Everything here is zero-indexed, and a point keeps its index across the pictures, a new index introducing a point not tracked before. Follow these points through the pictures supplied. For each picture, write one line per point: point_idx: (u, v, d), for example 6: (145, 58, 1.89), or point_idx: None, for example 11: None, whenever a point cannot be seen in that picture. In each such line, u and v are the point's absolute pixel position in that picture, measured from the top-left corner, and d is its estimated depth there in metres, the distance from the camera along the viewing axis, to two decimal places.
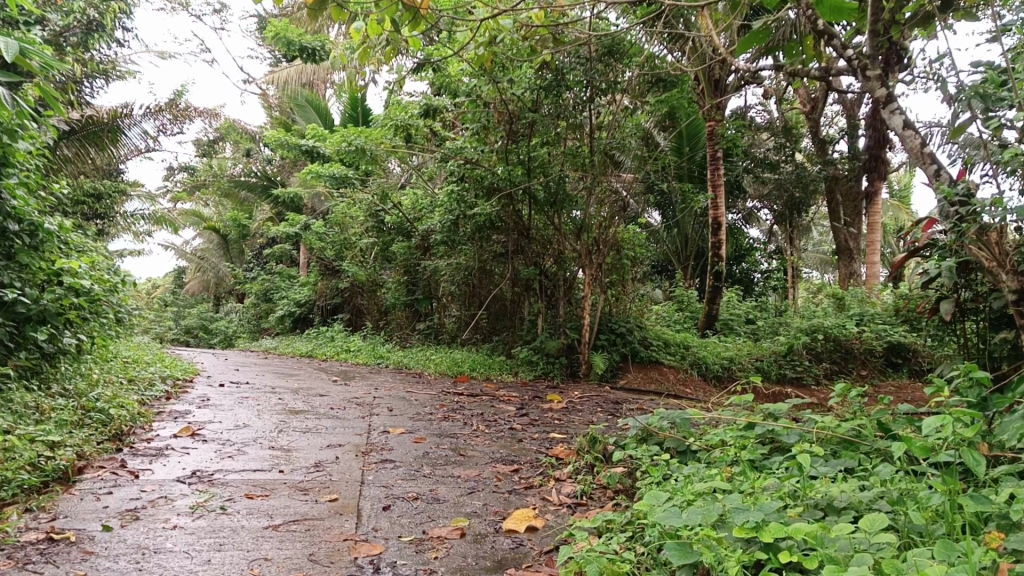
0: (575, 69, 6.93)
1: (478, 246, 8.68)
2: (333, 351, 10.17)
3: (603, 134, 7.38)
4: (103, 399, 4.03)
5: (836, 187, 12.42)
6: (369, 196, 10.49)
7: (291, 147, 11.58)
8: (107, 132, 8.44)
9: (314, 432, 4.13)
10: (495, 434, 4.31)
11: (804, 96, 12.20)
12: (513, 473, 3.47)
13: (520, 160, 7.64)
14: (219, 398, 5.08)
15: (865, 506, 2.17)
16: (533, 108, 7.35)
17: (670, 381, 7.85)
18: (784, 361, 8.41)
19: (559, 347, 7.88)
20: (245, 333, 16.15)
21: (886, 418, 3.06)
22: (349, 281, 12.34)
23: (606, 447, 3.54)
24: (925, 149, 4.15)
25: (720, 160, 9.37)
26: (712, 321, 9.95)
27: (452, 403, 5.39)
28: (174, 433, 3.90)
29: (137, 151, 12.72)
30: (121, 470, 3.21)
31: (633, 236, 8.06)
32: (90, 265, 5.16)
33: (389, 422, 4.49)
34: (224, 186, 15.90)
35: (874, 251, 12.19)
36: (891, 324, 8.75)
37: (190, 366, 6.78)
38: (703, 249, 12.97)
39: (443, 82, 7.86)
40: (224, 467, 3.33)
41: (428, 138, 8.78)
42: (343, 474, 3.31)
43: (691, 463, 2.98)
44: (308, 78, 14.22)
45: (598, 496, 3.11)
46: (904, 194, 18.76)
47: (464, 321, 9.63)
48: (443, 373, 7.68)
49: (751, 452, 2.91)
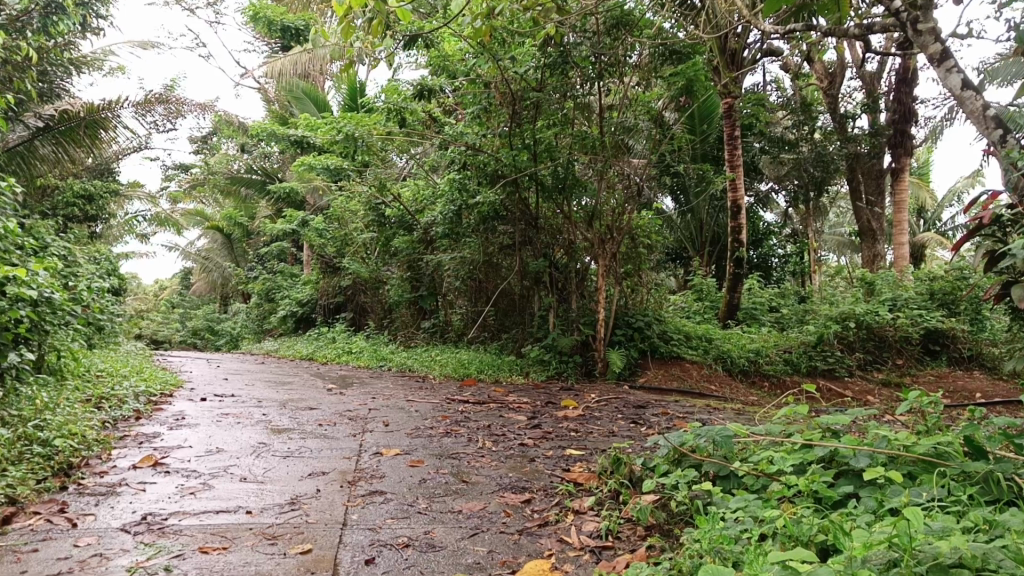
0: (580, 46, 6.35)
1: (483, 238, 8.19)
2: (334, 353, 9.69)
3: (615, 114, 6.87)
4: (52, 425, 3.50)
5: (856, 165, 11.78)
6: (367, 189, 10.00)
7: (279, 140, 11.03)
8: (83, 127, 7.79)
9: (295, 457, 3.61)
10: (502, 452, 3.77)
11: (820, 71, 11.41)
12: (523, 506, 2.93)
13: (526, 144, 7.08)
14: (196, 416, 4.56)
15: (986, 567, 1.64)
16: (537, 88, 6.80)
17: (694, 377, 7.27)
18: (814, 353, 7.79)
19: (572, 344, 7.34)
20: (248, 334, 15.72)
21: (978, 434, 2.51)
22: (351, 278, 11.80)
23: (633, 469, 3.02)
24: (989, 111, 3.53)
25: (738, 139, 8.76)
26: (734, 311, 9.39)
27: (456, 414, 4.83)
28: (133, 464, 3.38)
29: (128, 148, 12.17)
30: (57, 517, 2.69)
31: (648, 223, 7.54)
32: (49, 272, 4.64)
33: (383, 441, 3.97)
34: (220, 184, 15.29)
35: (899, 231, 11.59)
36: (926, 309, 8.20)
37: (174, 377, 6.26)
38: (719, 234, 12.40)
39: (441, 63, 7.30)
40: (182, 509, 2.81)
41: (426, 125, 8.23)
42: (322, 514, 2.78)
43: (740, 497, 2.46)
44: (304, 68, 13.69)
45: (627, 536, 2.59)
46: (923, 172, 18.10)
47: (471, 318, 9.13)
48: (448, 376, 7.19)
49: (815, 484, 2.38)
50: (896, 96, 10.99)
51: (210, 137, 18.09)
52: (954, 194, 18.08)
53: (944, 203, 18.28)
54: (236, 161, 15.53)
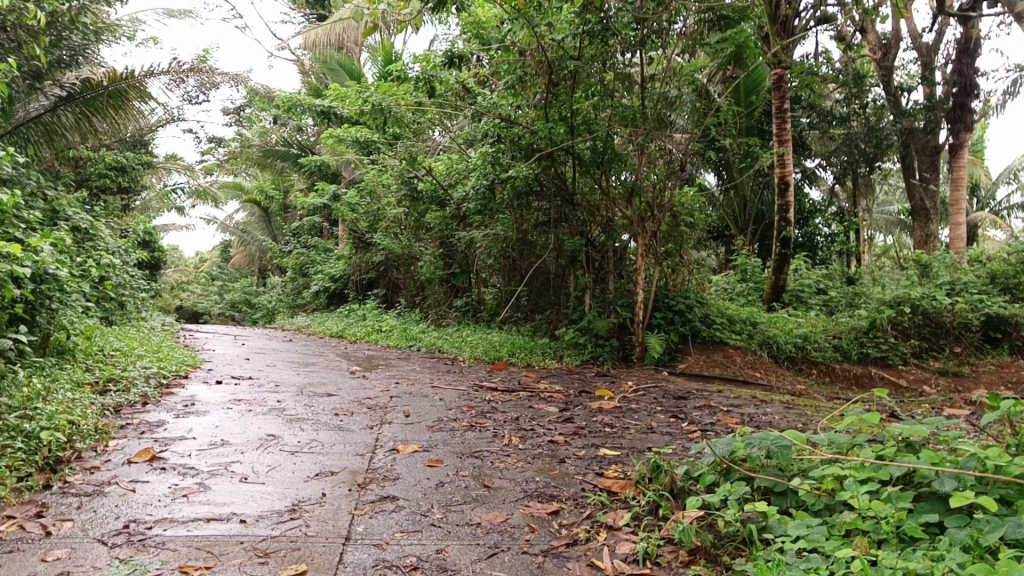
0: (622, 13, 5.90)
1: (517, 214, 7.83)
2: (365, 332, 9.45)
3: (656, 84, 6.49)
4: (42, 414, 3.24)
5: (910, 141, 11.19)
6: (400, 162, 9.66)
7: (309, 112, 10.71)
8: (107, 97, 7.45)
9: (305, 452, 3.32)
10: (530, 451, 3.44)
11: (873, 41, 10.77)
12: (549, 519, 2.60)
13: (563, 116, 6.66)
14: (208, 401, 4.29)
15: None
16: (575, 56, 6.37)
17: (738, 364, 6.86)
18: (866, 339, 7.33)
19: (609, 327, 7.00)
20: (283, 309, 15.52)
21: None
22: (383, 253, 11.52)
23: (675, 478, 2.68)
24: None
25: (787, 112, 8.28)
26: (779, 293, 8.95)
27: (482, 404, 4.51)
28: (128, 459, 3.11)
29: (160, 119, 11.93)
30: (30, 523, 2.43)
31: (690, 200, 7.15)
32: (54, 249, 4.40)
33: (401, 435, 3.67)
34: (253, 156, 15.02)
35: (956, 209, 10.96)
36: (988, 294, 7.66)
37: (192, 355, 6.02)
38: (763, 211, 11.92)
39: (476, 30, 6.90)
40: (170, 515, 2.53)
41: (460, 96, 7.84)
42: (323, 525, 2.48)
43: (801, 523, 2.12)
44: (337, 38, 13.29)
45: (667, 561, 2.25)
46: (979, 148, 17.31)
47: (504, 298, 8.83)
48: (479, 358, 6.90)
49: (892, 511, 2.03)
50: (955, 68, 10.42)
51: (244, 109, 17.91)
52: (1010, 171, 17.26)
53: (998, 181, 17.48)
54: (272, 133, 15.26)
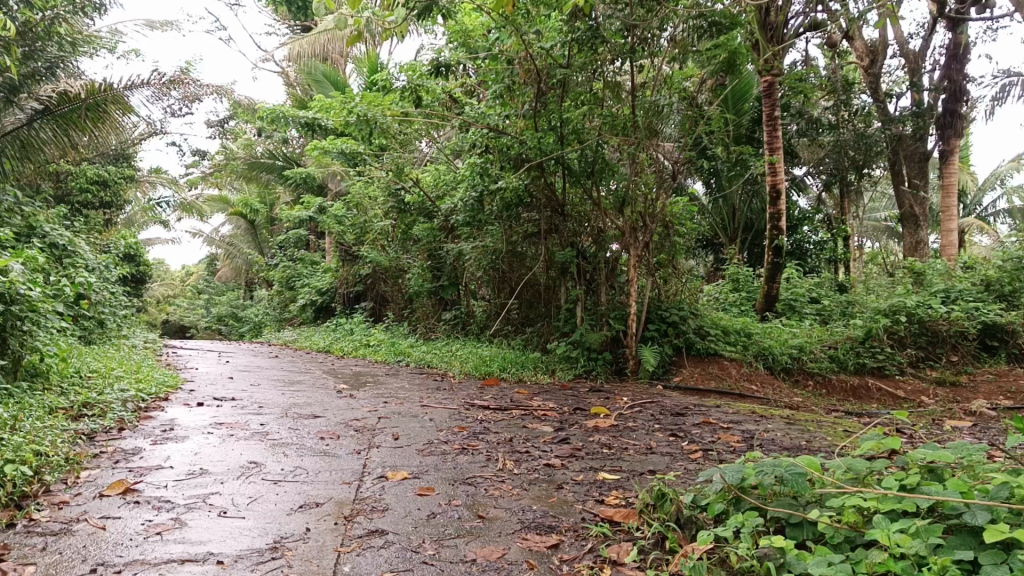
0: (614, 22, 5.73)
1: (506, 226, 7.71)
2: (352, 346, 9.27)
3: (647, 93, 6.40)
4: (9, 444, 3.05)
5: (899, 148, 11.11)
6: (386, 173, 9.51)
7: (294, 124, 10.55)
8: (87, 111, 7.21)
9: (288, 481, 3.15)
10: (525, 476, 3.28)
11: (861, 47, 10.83)
12: (549, 554, 2.44)
13: (552, 126, 6.59)
14: (188, 425, 4.11)
15: None
16: (563, 65, 6.19)
17: (733, 377, 6.71)
18: (862, 349, 7.19)
19: (603, 341, 6.85)
20: (270, 323, 15.27)
21: None
22: (371, 266, 11.33)
23: (682, 507, 2.52)
24: None
25: (778, 120, 8.15)
26: (772, 303, 8.80)
27: (474, 424, 4.34)
28: (100, 492, 2.93)
29: (142, 132, 11.75)
30: None
31: (680, 209, 7.04)
32: (24, 269, 4.22)
33: (389, 460, 3.49)
34: (238, 169, 14.81)
35: (947, 216, 10.87)
36: (983, 301, 7.55)
37: (172, 374, 5.83)
38: (753, 219, 11.83)
39: (462, 39, 6.76)
40: (142, 556, 2.35)
41: (447, 106, 7.71)
42: (307, 565, 2.31)
43: (822, 561, 1.96)
44: (321, 49, 13.14)
45: None
46: (965, 154, 17.34)
47: (494, 311, 8.67)
48: (469, 374, 6.75)
49: (923, 549, 1.87)
50: (944, 74, 10.38)
51: (228, 121, 17.73)
52: (997, 177, 17.30)
53: (985, 187, 17.52)
54: (257, 145, 15.06)
